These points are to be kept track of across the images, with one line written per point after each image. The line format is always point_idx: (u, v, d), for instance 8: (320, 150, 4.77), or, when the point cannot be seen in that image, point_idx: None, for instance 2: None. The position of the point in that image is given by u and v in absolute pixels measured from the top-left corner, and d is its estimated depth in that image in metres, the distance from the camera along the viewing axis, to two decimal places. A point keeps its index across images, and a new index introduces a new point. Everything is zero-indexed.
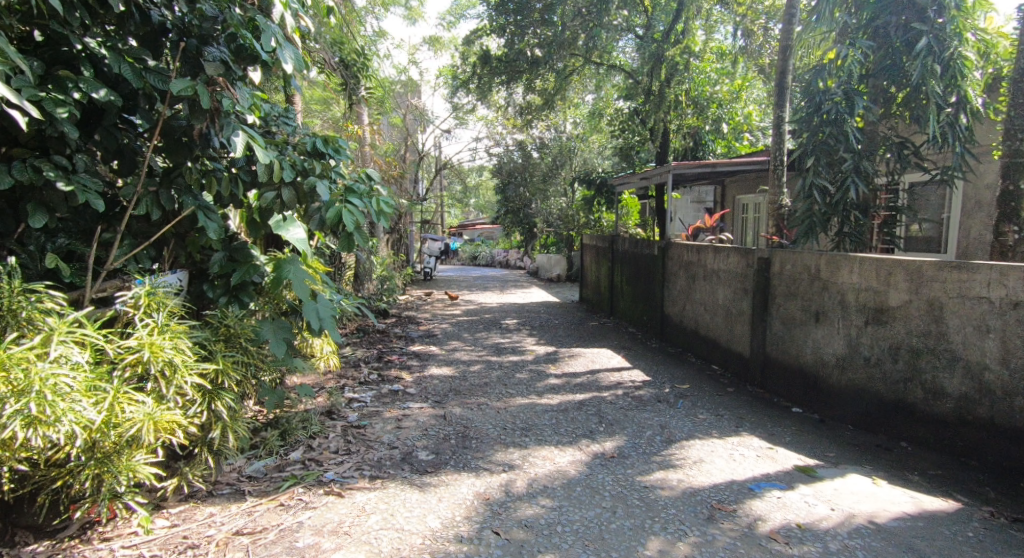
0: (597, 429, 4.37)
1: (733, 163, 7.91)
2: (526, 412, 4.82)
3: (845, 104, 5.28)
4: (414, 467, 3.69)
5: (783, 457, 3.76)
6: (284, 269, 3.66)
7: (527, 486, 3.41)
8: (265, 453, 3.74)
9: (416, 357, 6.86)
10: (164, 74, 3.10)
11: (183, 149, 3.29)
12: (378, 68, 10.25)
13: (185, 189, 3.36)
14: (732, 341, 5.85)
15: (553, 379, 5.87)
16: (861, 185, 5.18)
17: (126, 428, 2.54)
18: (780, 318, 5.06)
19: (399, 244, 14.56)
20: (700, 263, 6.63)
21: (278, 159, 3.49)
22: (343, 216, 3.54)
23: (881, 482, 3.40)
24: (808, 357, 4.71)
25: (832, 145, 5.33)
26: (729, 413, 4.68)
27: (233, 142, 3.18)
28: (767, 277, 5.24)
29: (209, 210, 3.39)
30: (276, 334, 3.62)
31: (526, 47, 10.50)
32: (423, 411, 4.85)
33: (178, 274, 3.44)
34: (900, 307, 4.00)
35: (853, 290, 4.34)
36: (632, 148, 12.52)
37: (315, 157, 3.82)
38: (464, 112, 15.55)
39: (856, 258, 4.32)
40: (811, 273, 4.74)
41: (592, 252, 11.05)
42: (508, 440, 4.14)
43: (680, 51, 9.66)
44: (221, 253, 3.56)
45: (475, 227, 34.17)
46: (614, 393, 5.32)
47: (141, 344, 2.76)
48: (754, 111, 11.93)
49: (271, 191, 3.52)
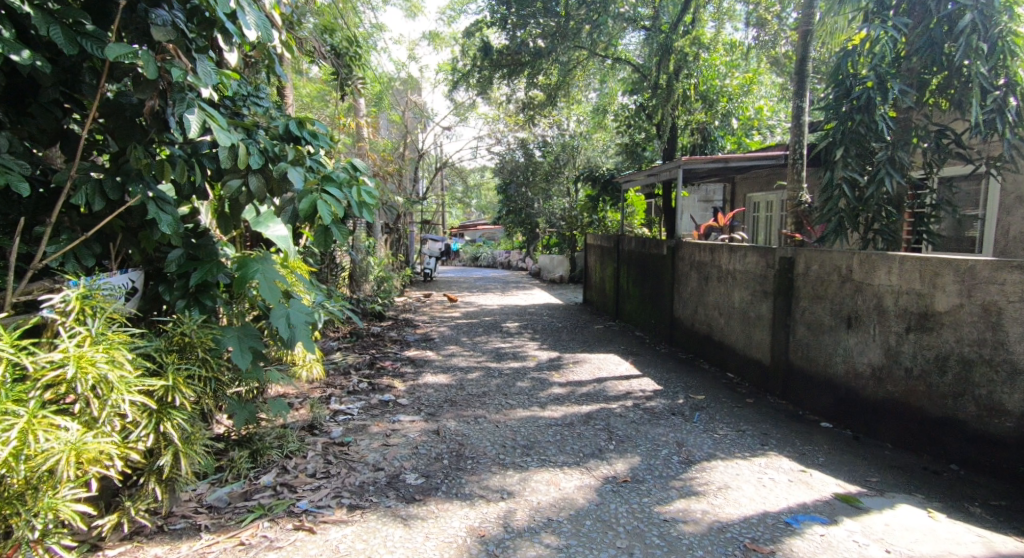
0: (606, 447, 3.92)
1: (748, 158, 7.40)
2: (528, 426, 4.38)
3: (878, 89, 4.70)
4: (399, 494, 3.27)
5: (820, 482, 3.31)
6: (251, 267, 3.22)
7: (529, 519, 2.99)
8: (233, 478, 3.34)
9: (410, 363, 6.42)
10: (104, 40, 2.66)
11: (135, 131, 2.93)
12: (376, 62, 9.78)
13: (136, 176, 2.91)
14: (749, 347, 5.41)
15: (556, 388, 5.42)
16: (897, 177, 4.66)
17: (40, 462, 2.19)
18: (804, 323, 4.63)
19: (397, 245, 14.19)
20: (714, 263, 6.17)
21: (244, 142, 3.09)
22: (318, 208, 3.07)
23: (938, 515, 2.95)
24: (838, 366, 4.27)
25: (862, 134, 4.80)
26: (752, 429, 4.23)
27: (187, 120, 2.76)
28: (791, 278, 4.81)
29: (164, 202, 2.98)
30: (240, 342, 3.15)
31: (528, 38, 9.96)
32: (414, 424, 4.42)
33: (130, 273, 3.03)
34: (949, 313, 3.54)
35: (891, 293, 3.88)
36: (638, 146, 12.16)
37: (289, 142, 3.39)
38: (465, 109, 15.13)
39: (895, 257, 3.87)
40: (842, 274, 4.28)
41: (596, 252, 10.64)
42: (507, 461, 3.71)
43: (691, 41, 9.43)
44: (181, 250, 3.15)
45: (477, 228, 33.72)
46: (623, 405, 4.87)
47: (66, 357, 2.37)
48: (765, 106, 11.60)
49: (236, 179, 3.15)
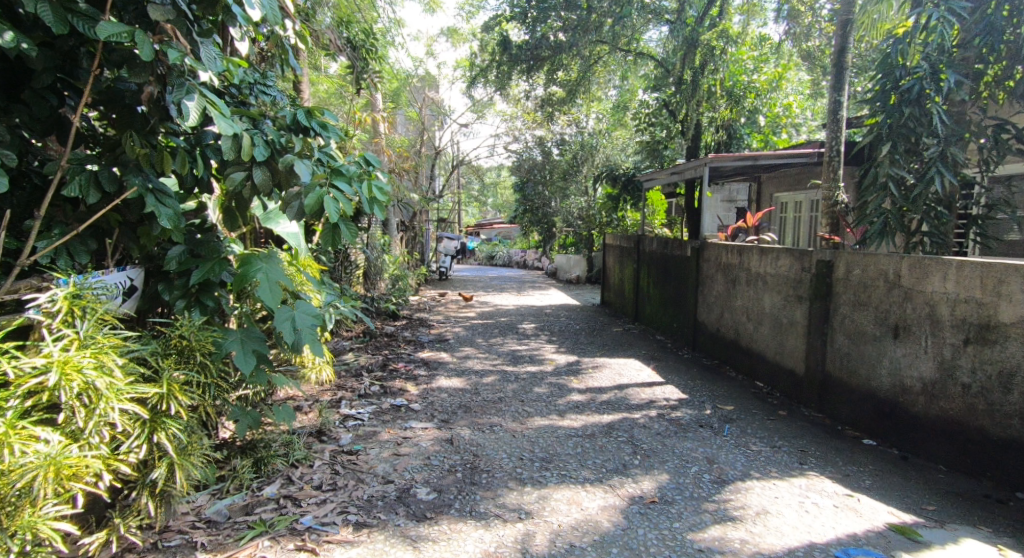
0: (631, 463, 3.67)
1: (778, 155, 7.09)
2: (546, 437, 4.12)
3: (930, 80, 4.44)
4: (409, 511, 3.04)
5: (869, 510, 3.11)
6: (254, 266, 3.01)
7: (549, 544, 2.77)
8: (234, 489, 3.13)
9: (424, 365, 6.18)
10: (95, 18, 2.41)
11: (136, 119, 2.70)
12: (393, 55, 9.61)
13: (134, 167, 2.67)
14: (781, 355, 5.12)
15: (575, 395, 5.17)
16: (949, 175, 4.39)
17: (16, 479, 1.96)
18: (844, 332, 4.36)
19: (412, 242, 14.00)
20: (742, 265, 5.88)
21: (248, 133, 2.86)
22: (326, 204, 2.83)
23: (1009, 552, 2.73)
24: (883, 380, 4.01)
25: (912, 129, 4.51)
26: (788, 445, 3.97)
27: (185, 107, 2.51)
28: (830, 283, 4.52)
29: (164, 195, 2.71)
30: (243, 345, 2.90)
31: (549, 31, 9.72)
32: (427, 432, 4.19)
33: (127, 271, 2.79)
34: (1014, 324, 3.26)
35: (947, 301, 3.61)
36: (659, 143, 11.71)
37: (297, 132, 3.16)
38: (483, 105, 14.93)
39: (952, 263, 3.59)
40: (889, 280, 4.01)
41: (614, 252, 10.36)
42: (524, 476, 3.47)
43: (718, 35, 8.99)
44: (182, 246, 2.92)
45: (493, 226, 33.36)
46: (647, 415, 4.61)
47: (49, 363, 2.14)
48: (793, 103, 11.25)
49: (240, 171, 2.92)
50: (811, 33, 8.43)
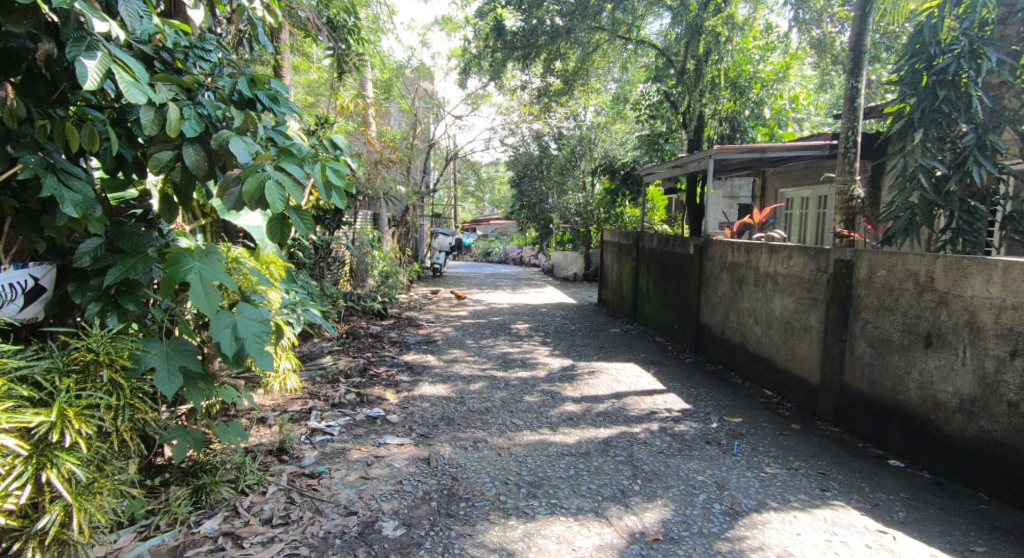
0: (631, 489, 3.21)
1: (786, 147, 6.56)
2: (535, 456, 3.66)
3: (970, 59, 4.02)
4: (371, 553, 2.60)
5: (908, 552, 2.67)
6: (184, 264, 2.52)
7: None
8: (166, 525, 2.69)
9: (407, 370, 5.71)
10: None
11: (36, 84, 2.28)
12: (379, 40, 9.10)
13: (32, 144, 2.26)
14: (793, 363, 4.67)
15: (569, 405, 4.70)
16: (987, 165, 3.99)
17: None
18: (866, 339, 3.91)
19: (403, 237, 13.48)
20: (749, 265, 5.44)
21: (175, 104, 2.41)
22: (267, 191, 2.33)
23: None
24: (913, 395, 3.56)
25: (946, 114, 4.14)
26: (806, 467, 3.51)
27: (82, 66, 2.06)
28: (850, 285, 4.07)
29: (70, 177, 2.28)
30: (167, 361, 2.42)
31: (545, 15, 9.17)
32: (402, 449, 3.74)
33: (28, 269, 2.37)
34: None
35: (989, 308, 3.17)
36: (659, 137, 11.16)
37: (240, 105, 2.66)
38: (478, 97, 14.41)
39: (997, 265, 3.14)
40: (920, 282, 3.56)
41: (612, 249, 9.89)
42: (509, 505, 3.01)
43: (723, 21, 8.59)
44: (99, 240, 2.47)
45: (490, 222, 32.91)
46: (647, 429, 4.15)
47: None
48: (799, 94, 10.82)
49: (168, 150, 2.46)
50: (823, 18, 7.88)
